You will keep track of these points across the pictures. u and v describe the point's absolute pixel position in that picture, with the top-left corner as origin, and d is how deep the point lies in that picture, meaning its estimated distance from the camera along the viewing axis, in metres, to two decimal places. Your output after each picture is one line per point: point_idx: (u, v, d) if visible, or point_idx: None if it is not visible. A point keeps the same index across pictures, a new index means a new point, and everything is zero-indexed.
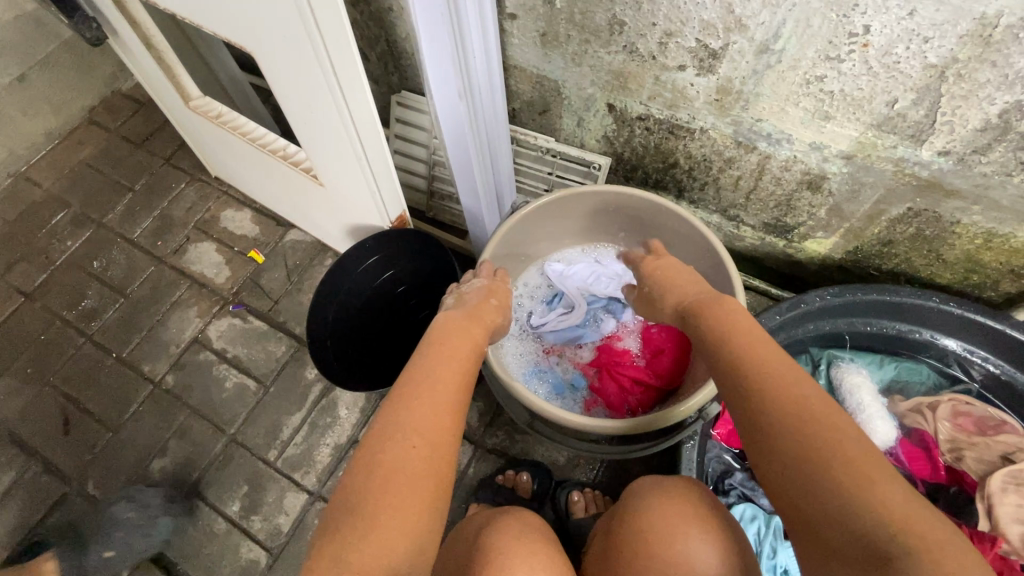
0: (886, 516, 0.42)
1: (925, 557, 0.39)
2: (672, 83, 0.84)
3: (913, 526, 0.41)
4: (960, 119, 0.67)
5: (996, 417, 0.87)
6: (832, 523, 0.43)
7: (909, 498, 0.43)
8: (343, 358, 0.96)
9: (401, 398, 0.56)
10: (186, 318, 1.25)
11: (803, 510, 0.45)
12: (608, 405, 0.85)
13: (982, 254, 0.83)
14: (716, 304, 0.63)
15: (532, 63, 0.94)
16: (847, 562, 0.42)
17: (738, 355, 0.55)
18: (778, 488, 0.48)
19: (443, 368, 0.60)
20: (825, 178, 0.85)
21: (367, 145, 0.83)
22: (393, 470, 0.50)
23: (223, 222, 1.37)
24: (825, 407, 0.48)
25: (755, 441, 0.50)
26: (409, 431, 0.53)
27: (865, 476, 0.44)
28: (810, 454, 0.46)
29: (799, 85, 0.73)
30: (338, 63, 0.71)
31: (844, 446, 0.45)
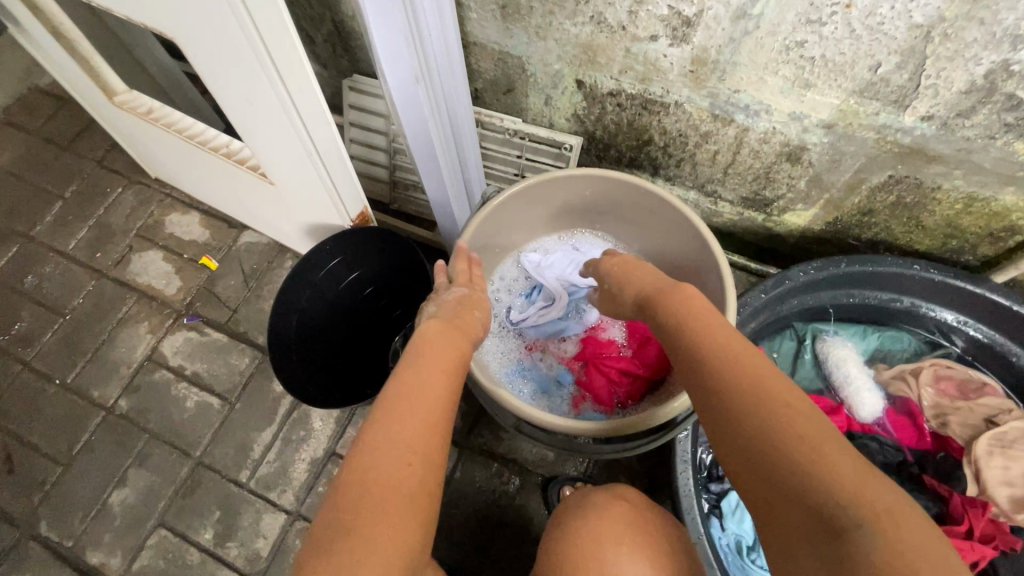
0: (834, 485, 0.41)
1: (878, 528, 0.38)
2: (644, 55, 0.79)
3: (866, 495, 0.40)
4: (945, 82, 0.64)
5: (976, 380, 0.89)
6: (789, 501, 0.42)
7: (858, 466, 0.42)
8: (305, 366, 0.88)
9: (385, 406, 0.52)
10: (136, 335, 1.15)
11: (762, 494, 0.45)
12: (597, 401, 0.81)
13: (962, 219, 0.81)
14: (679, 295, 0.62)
15: (494, 39, 0.87)
16: (806, 542, 0.41)
17: (700, 346, 0.54)
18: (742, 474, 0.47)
19: (428, 369, 0.57)
20: (805, 149, 0.82)
21: (318, 138, 0.76)
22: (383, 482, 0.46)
23: (169, 227, 1.26)
24: (778, 387, 0.48)
25: (716, 422, 0.49)
26: (397, 440, 0.49)
27: (819, 449, 0.43)
28: (764, 434, 0.45)
29: (778, 52, 0.69)
30: (274, 48, 0.62)
31: (799, 423, 0.45)
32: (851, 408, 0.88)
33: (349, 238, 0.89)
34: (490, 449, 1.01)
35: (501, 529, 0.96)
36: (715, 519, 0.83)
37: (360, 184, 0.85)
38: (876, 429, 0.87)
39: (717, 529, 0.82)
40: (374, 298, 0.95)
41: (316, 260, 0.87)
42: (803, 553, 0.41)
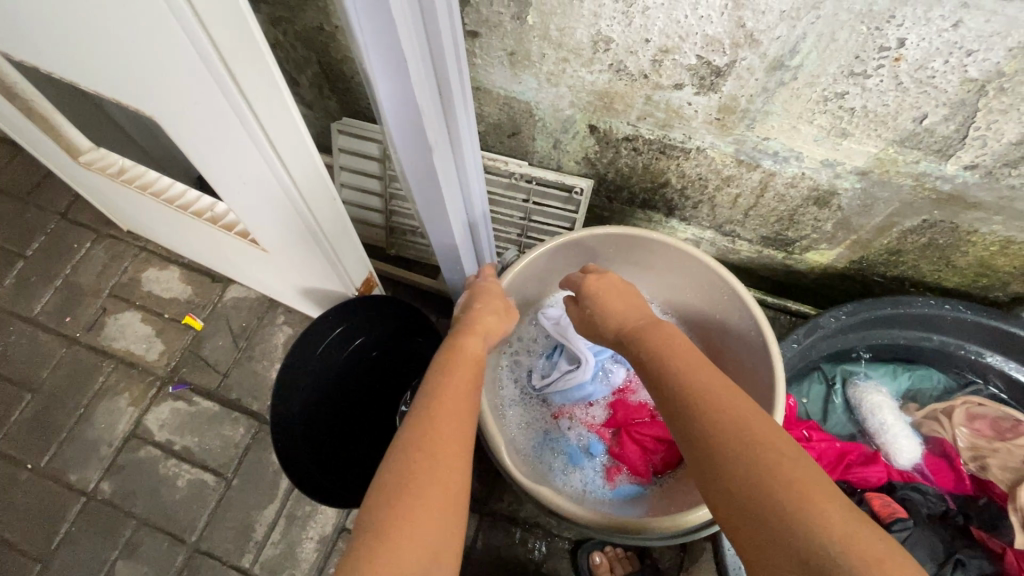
0: (823, 533, 0.37)
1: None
2: (665, 102, 0.74)
3: (856, 544, 0.37)
4: (995, 133, 0.60)
5: (1011, 418, 0.86)
6: (778, 552, 0.39)
7: (848, 515, 0.39)
8: (311, 450, 0.80)
9: (408, 444, 0.48)
10: (116, 408, 1.05)
11: (754, 550, 0.41)
12: (633, 472, 0.76)
13: (996, 259, 0.79)
14: (660, 332, 0.61)
15: (500, 83, 0.81)
16: None
17: (678, 393, 0.52)
18: (735, 525, 0.43)
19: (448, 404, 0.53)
20: (835, 194, 0.78)
21: (321, 215, 0.70)
22: (406, 529, 0.42)
23: (146, 284, 1.16)
24: (766, 428, 0.46)
25: (705, 473, 0.46)
26: (419, 488, 0.45)
27: (805, 495, 0.40)
28: (750, 480, 0.43)
29: (816, 103, 0.65)
30: (273, 130, 0.55)
31: (780, 467, 0.42)
32: (888, 455, 0.86)
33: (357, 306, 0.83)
34: (512, 514, 0.95)
35: None
36: None
37: (364, 252, 0.81)
38: (913, 476, 0.84)
39: None
40: (383, 361, 0.88)
41: (319, 331, 0.81)
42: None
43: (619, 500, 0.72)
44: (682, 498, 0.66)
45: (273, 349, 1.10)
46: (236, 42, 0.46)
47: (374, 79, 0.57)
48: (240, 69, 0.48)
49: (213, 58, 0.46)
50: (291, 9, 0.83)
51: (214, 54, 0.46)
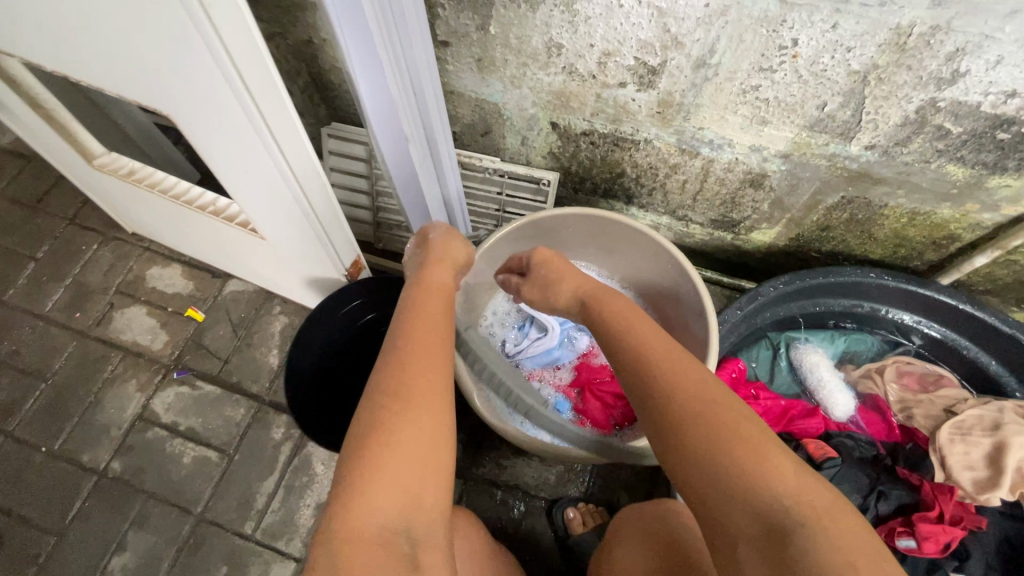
0: (779, 489, 0.46)
1: (818, 524, 0.44)
2: (613, 99, 0.85)
3: (808, 499, 0.46)
4: (883, 117, 0.72)
5: (933, 373, 0.98)
6: (735, 505, 0.47)
7: (797, 471, 0.48)
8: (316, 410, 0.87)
9: (380, 396, 0.54)
10: (125, 394, 1.14)
11: (708, 495, 0.49)
12: (596, 424, 0.86)
13: (908, 230, 0.90)
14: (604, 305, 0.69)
15: (471, 87, 0.92)
16: (751, 543, 0.46)
17: (635, 357, 0.60)
18: (688, 472, 0.50)
19: (418, 363, 0.57)
20: (766, 176, 0.89)
21: (314, 199, 0.79)
22: (385, 478, 0.49)
23: (151, 281, 1.25)
24: (716, 391, 0.54)
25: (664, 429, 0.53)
26: (403, 441, 0.51)
27: (761, 460, 0.48)
28: (710, 442, 0.50)
29: (736, 95, 0.76)
30: (273, 122, 0.65)
31: (729, 428, 0.50)
32: (826, 408, 0.96)
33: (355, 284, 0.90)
34: (492, 478, 1.04)
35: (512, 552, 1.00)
36: None
37: (353, 235, 0.89)
38: (848, 427, 0.94)
39: None
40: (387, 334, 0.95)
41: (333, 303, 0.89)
42: (749, 556, 0.46)
43: None
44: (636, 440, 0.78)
45: (270, 337, 1.19)
46: (241, 40, 0.55)
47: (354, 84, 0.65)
48: (242, 61, 0.57)
49: (225, 59, 0.57)
50: (284, 25, 0.94)
51: (226, 56, 0.57)
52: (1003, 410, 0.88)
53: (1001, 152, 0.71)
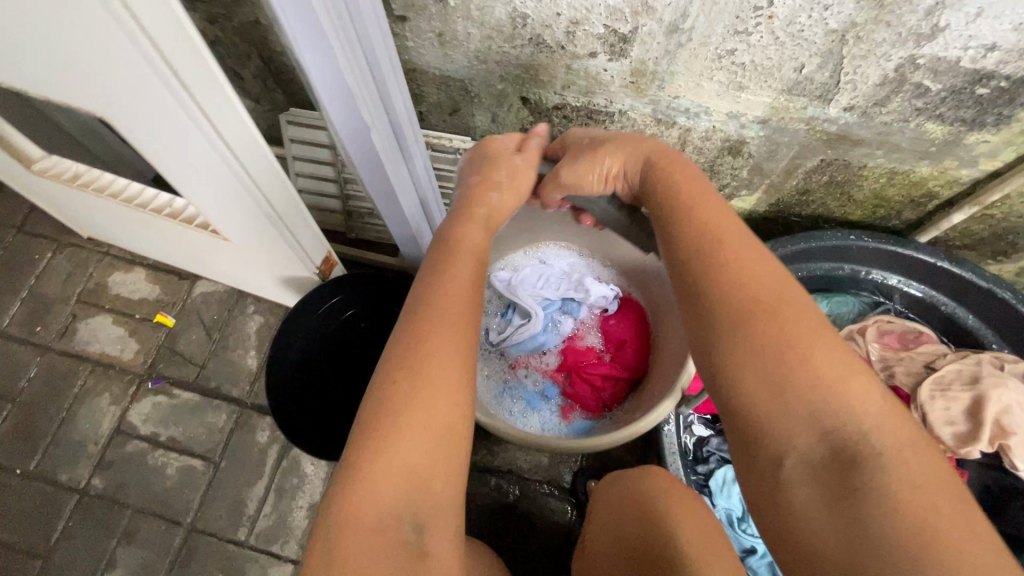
0: (859, 420, 0.48)
1: (898, 455, 0.46)
2: (584, 70, 0.81)
3: (887, 429, 0.48)
4: (862, 76, 0.69)
5: (913, 330, 0.99)
6: (803, 428, 0.50)
7: (878, 402, 0.49)
8: (303, 414, 0.83)
9: (392, 371, 0.51)
10: (98, 408, 1.09)
11: (766, 414, 0.51)
12: (585, 409, 0.85)
13: (887, 190, 0.89)
14: (664, 192, 0.64)
15: (434, 65, 0.87)
16: (813, 469, 0.49)
17: (708, 265, 0.57)
18: (751, 388, 0.51)
19: (437, 338, 0.53)
20: (744, 143, 0.86)
21: (269, 191, 0.73)
22: (392, 457, 0.47)
23: (114, 288, 1.19)
24: (794, 313, 0.52)
25: (738, 344, 0.52)
26: (416, 416, 0.49)
27: (842, 388, 0.49)
28: (791, 367, 0.50)
29: (712, 60, 0.73)
30: (218, 121, 0.60)
31: (812, 350, 0.50)
32: None
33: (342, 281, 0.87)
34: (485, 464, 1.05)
35: (510, 531, 1.02)
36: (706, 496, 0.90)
37: (317, 227, 0.83)
38: None
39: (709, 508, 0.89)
40: (373, 328, 0.90)
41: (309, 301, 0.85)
42: (801, 480, 0.49)
43: (574, 435, 0.82)
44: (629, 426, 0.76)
45: (247, 337, 1.15)
46: (156, 16, 0.48)
47: (298, 52, 0.59)
48: (164, 40, 0.50)
49: (155, 55, 0.52)
50: (227, 6, 0.88)
51: (155, 52, 0.51)
52: (981, 362, 0.90)
53: (980, 107, 0.70)
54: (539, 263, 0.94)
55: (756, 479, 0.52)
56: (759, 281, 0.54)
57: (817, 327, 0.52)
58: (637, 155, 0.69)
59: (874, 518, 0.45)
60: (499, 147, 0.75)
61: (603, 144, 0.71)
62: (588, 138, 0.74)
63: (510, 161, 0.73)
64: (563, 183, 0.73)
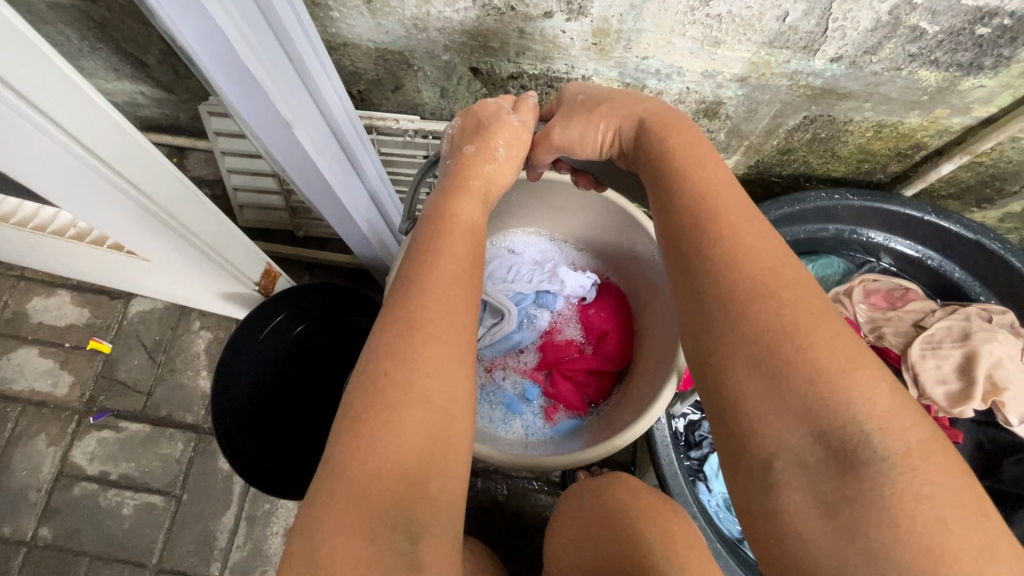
0: (863, 413, 0.37)
1: (906, 463, 0.35)
2: (540, 33, 0.71)
3: (897, 426, 0.36)
4: (851, 22, 0.61)
5: (900, 287, 0.95)
6: (792, 423, 0.39)
7: (889, 392, 0.38)
8: (270, 451, 0.76)
9: (377, 355, 0.43)
10: (36, 452, 0.99)
11: (748, 404, 0.40)
12: (569, 407, 0.78)
13: (873, 144, 0.83)
14: (656, 152, 0.53)
15: (366, 36, 0.76)
16: (808, 472, 0.38)
17: (695, 222, 0.47)
18: (734, 376, 0.41)
19: (430, 317, 0.44)
20: (721, 104, 0.78)
21: (154, 189, 0.61)
22: (375, 453, 0.38)
23: (35, 316, 1.06)
24: (797, 285, 0.42)
25: (726, 314, 0.42)
26: (401, 402, 0.40)
27: (844, 377, 0.38)
28: (788, 342, 0.39)
29: (684, 14, 0.64)
30: (93, 139, 0.51)
31: (810, 332, 0.39)
32: None
33: (289, 299, 0.79)
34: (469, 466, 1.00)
35: (502, 533, 0.97)
36: (702, 483, 0.87)
37: (228, 219, 0.72)
38: None
39: (705, 493, 0.87)
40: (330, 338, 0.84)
41: (248, 326, 0.77)
42: (791, 482, 0.38)
43: (561, 437, 0.74)
44: (613, 428, 0.69)
45: (195, 357, 1.04)
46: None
47: (169, 23, 0.46)
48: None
49: None
50: None
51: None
52: (970, 317, 0.87)
53: (979, 50, 0.63)
54: (507, 252, 0.86)
55: (740, 485, 0.42)
56: (758, 240, 0.44)
57: (820, 305, 0.41)
58: (631, 115, 0.57)
59: (877, 543, 0.35)
60: (494, 110, 0.62)
61: (599, 103, 0.59)
62: (584, 94, 0.61)
63: (501, 122, 0.60)
64: (555, 144, 0.61)
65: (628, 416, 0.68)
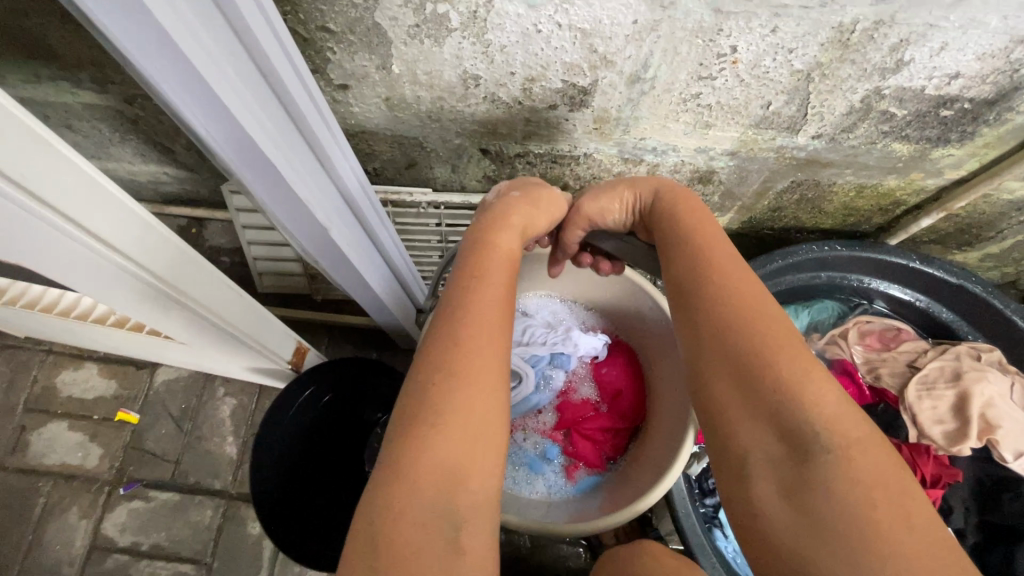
0: (815, 415, 0.43)
1: (846, 453, 0.41)
2: (546, 121, 0.77)
3: (840, 426, 0.42)
4: (828, 109, 0.68)
5: (892, 328, 1.01)
6: (761, 420, 0.44)
7: (840, 400, 0.44)
8: (301, 522, 0.80)
9: (424, 367, 0.48)
10: (67, 525, 1.01)
11: (731, 412, 0.46)
12: (588, 465, 0.82)
13: (856, 201, 0.89)
14: (665, 216, 0.60)
15: (384, 125, 0.82)
16: (774, 459, 0.43)
17: (691, 262, 0.54)
18: (718, 384, 0.47)
19: (468, 333, 0.49)
20: (714, 172, 0.84)
21: (194, 289, 0.66)
22: (424, 454, 0.43)
23: (64, 389, 1.10)
24: (775, 315, 0.49)
25: (717, 334, 0.48)
26: (442, 405, 0.45)
27: (802, 386, 0.44)
28: (763, 356, 0.45)
29: (677, 104, 0.70)
30: (149, 260, 0.57)
31: (779, 350, 0.46)
32: None
33: (321, 367, 0.86)
34: None
35: None
36: (717, 530, 0.91)
37: (264, 309, 0.79)
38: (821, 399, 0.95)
39: (723, 539, 0.90)
40: (353, 413, 0.88)
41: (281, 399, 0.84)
42: (761, 471, 0.44)
43: (584, 495, 0.77)
44: (632, 487, 0.72)
45: (221, 424, 1.08)
46: (21, 162, 0.40)
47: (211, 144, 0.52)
48: (34, 182, 0.42)
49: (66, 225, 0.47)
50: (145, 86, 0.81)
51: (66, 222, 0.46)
52: (960, 357, 0.92)
53: (944, 127, 0.69)
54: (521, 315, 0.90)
55: (724, 476, 0.46)
56: (748, 279, 0.51)
57: (791, 331, 0.48)
58: (649, 187, 0.64)
59: (824, 516, 0.40)
60: (540, 182, 0.69)
61: (624, 180, 0.66)
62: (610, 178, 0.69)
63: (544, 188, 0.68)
64: (585, 214, 0.66)
65: (646, 478, 0.71)
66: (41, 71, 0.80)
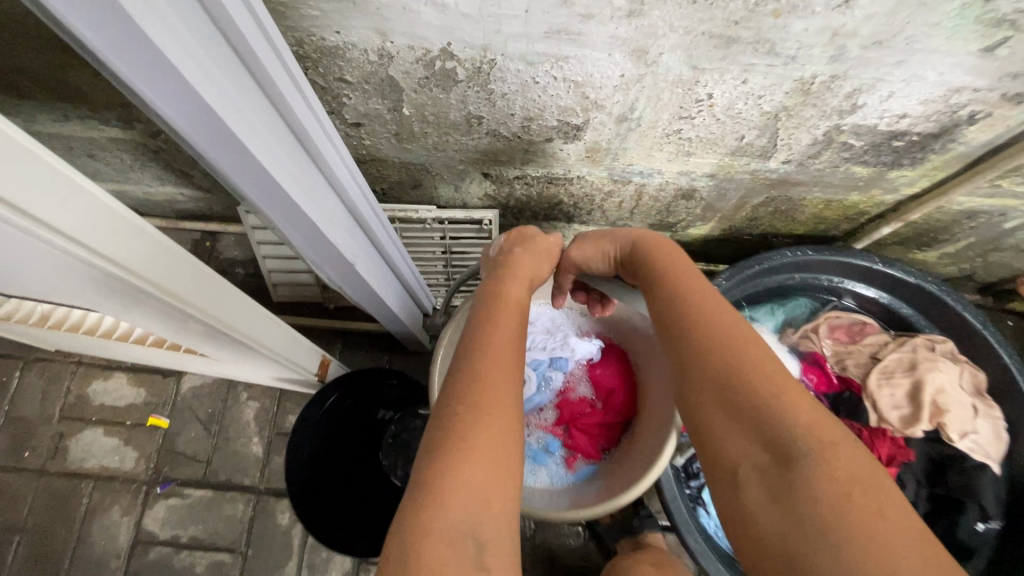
0: (793, 426, 0.51)
1: (823, 454, 0.49)
2: (542, 151, 0.84)
3: (817, 431, 0.51)
4: (795, 141, 0.76)
5: (859, 322, 1.10)
6: (748, 435, 0.53)
7: (811, 411, 0.53)
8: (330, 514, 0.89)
9: (451, 399, 0.54)
10: (111, 522, 1.11)
11: (715, 424, 0.55)
12: (586, 455, 0.92)
13: (825, 212, 0.98)
14: (646, 258, 0.69)
15: (393, 154, 0.89)
16: (762, 467, 0.51)
17: (673, 299, 0.63)
18: (706, 406, 0.56)
19: (488, 367, 0.57)
20: (696, 190, 0.93)
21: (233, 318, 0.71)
22: (456, 477, 0.49)
23: (97, 398, 1.18)
24: (748, 342, 0.57)
25: (701, 363, 0.57)
26: (470, 431, 0.51)
27: (778, 403, 0.53)
28: (742, 381, 0.54)
29: (660, 138, 0.78)
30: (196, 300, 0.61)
31: (756, 373, 0.55)
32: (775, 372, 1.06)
33: (346, 375, 0.96)
34: None
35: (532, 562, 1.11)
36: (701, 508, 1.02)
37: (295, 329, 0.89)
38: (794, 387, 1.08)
39: (705, 516, 1.02)
40: (370, 416, 0.96)
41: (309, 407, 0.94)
42: (752, 479, 0.52)
43: (581, 482, 0.87)
44: (625, 476, 0.82)
45: (246, 425, 1.17)
46: (95, 229, 0.44)
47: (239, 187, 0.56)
48: (106, 244, 0.46)
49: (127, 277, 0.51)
50: None
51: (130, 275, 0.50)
52: (916, 348, 1.03)
53: (897, 154, 0.78)
54: None
55: (720, 486, 0.54)
56: (722, 312, 0.60)
57: (764, 354, 0.57)
58: (629, 237, 0.73)
59: (808, 510, 0.48)
60: (532, 234, 0.77)
61: (607, 232, 0.76)
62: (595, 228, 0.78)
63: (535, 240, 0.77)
64: (574, 263, 0.75)
65: (636, 470, 0.81)
66: (71, 113, 0.85)
